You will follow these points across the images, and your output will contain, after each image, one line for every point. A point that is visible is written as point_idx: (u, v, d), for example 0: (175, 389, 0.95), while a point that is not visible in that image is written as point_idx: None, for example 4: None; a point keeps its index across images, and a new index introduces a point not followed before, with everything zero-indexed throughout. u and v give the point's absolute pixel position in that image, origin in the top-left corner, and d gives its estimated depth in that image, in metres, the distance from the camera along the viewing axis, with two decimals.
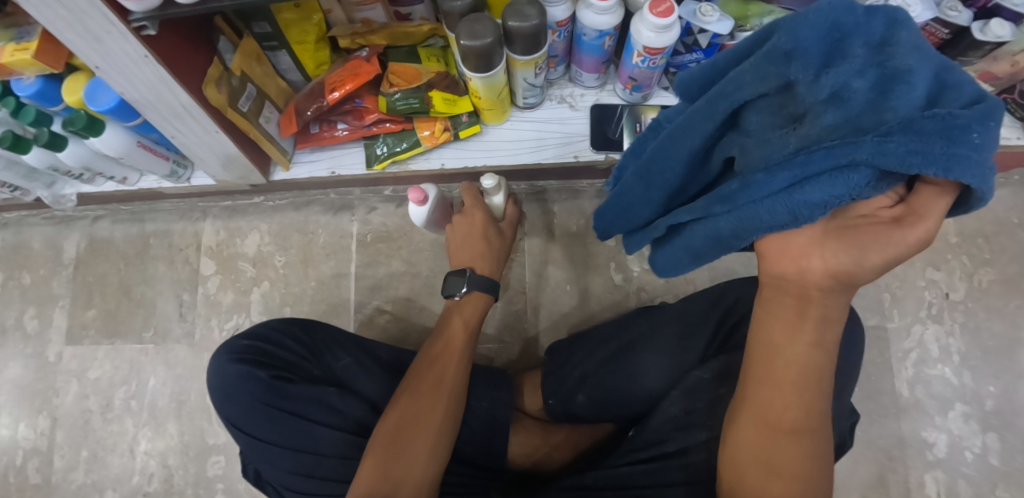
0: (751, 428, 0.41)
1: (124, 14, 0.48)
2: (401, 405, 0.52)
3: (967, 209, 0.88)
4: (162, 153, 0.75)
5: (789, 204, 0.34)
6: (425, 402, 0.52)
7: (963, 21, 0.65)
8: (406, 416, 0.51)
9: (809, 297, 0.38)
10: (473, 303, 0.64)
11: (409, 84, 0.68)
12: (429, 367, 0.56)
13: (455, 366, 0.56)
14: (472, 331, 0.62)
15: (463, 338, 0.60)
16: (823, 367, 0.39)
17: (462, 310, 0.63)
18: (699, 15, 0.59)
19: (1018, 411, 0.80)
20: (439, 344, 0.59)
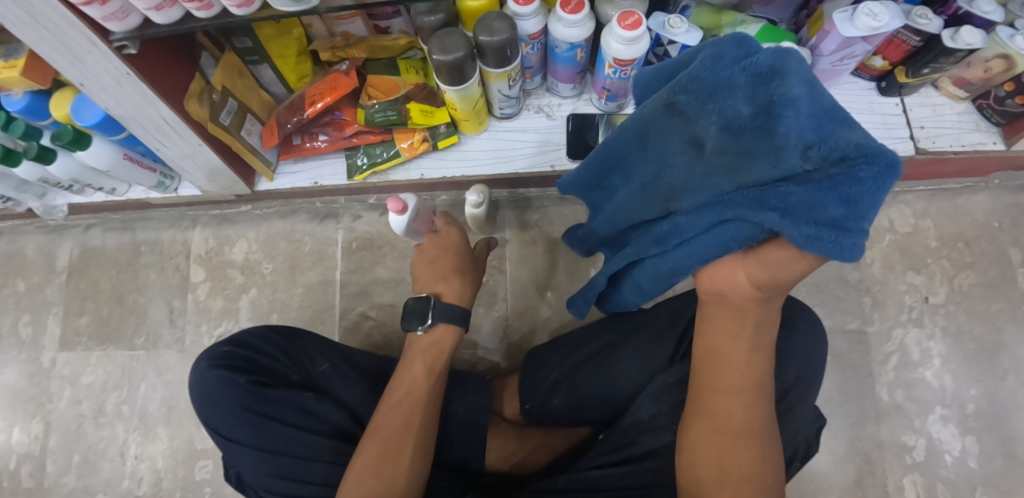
0: (708, 433, 0.42)
1: (104, 34, 0.50)
2: (367, 455, 0.52)
3: (947, 213, 0.88)
4: (148, 165, 0.77)
5: (721, 239, 0.39)
6: (388, 462, 0.51)
7: (933, 28, 0.64)
8: (375, 465, 0.51)
9: (746, 311, 0.44)
10: (438, 340, 0.61)
11: (386, 96, 0.71)
12: (390, 412, 0.55)
13: (418, 417, 0.55)
14: (436, 371, 0.60)
15: (425, 383, 0.58)
16: (763, 371, 0.44)
17: (424, 348, 0.61)
18: (667, 27, 0.60)
19: (998, 413, 0.80)
20: (403, 380, 0.58)
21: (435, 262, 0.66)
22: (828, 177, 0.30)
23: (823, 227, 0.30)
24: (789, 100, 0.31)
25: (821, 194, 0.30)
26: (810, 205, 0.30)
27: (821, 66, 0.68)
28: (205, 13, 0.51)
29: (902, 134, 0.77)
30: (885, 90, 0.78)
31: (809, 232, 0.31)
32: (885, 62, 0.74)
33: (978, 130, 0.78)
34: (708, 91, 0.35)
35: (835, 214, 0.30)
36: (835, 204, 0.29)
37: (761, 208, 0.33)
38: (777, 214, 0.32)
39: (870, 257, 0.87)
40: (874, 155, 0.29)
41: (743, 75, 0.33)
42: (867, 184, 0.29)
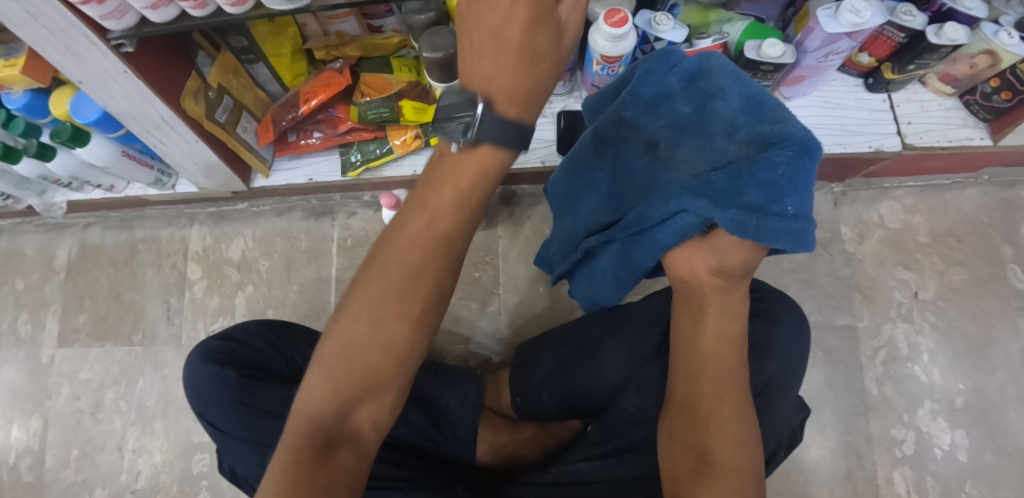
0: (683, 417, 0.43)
1: (103, 33, 0.51)
2: (354, 310, 0.35)
3: (936, 209, 0.89)
4: (146, 162, 0.78)
5: (672, 230, 0.42)
6: (359, 383, 0.35)
7: (918, 25, 0.65)
8: (356, 348, 0.35)
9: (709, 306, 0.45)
10: (474, 162, 0.33)
11: (380, 93, 0.72)
12: (388, 255, 0.35)
13: (427, 278, 0.35)
14: (462, 221, 0.34)
15: (445, 221, 0.34)
16: (736, 361, 0.44)
17: (459, 166, 0.33)
18: (653, 25, 0.61)
19: (987, 408, 0.81)
20: (425, 220, 0.34)
21: (494, 26, 0.30)
22: (749, 165, 0.34)
23: (752, 197, 0.34)
24: (718, 94, 0.39)
25: (747, 180, 0.34)
26: (740, 194, 0.35)
27: (806, 62, 0.69)
28: (200, 12, 0.52)
29: (889, 129, 0.78)
30: (872, 87, 0.79)
31: (737, 215, 0.35)
32: (871, 58, 0.75)
33: (965, 126, 0.79)
34: (654, 100, 0.44)
35: (756, 194, 0.34)
36: (754, 187, 0.34)
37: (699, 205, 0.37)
38: (712, 203, 0.36)
39: (860, 253, 0.88)
40: (792, 140, 0.33)
41: (679, 81, 0.43)
42: (784, 167, 0.33)
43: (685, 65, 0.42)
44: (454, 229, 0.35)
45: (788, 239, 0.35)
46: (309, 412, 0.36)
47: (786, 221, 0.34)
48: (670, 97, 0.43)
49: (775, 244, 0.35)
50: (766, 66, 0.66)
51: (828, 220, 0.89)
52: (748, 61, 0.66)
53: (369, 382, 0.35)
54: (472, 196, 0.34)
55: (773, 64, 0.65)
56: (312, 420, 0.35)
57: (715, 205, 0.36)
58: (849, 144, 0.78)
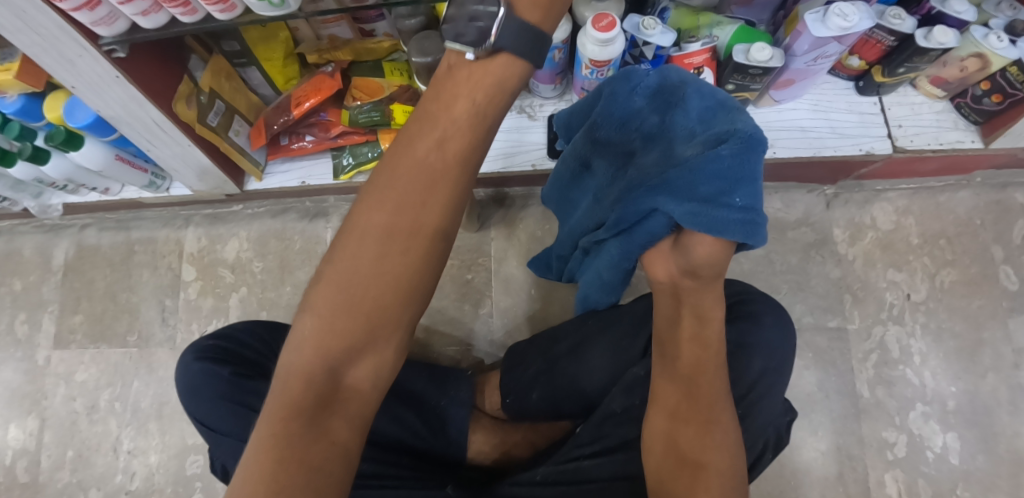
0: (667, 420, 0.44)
1: (94, 39, 0.51)
2: (361, 232, 0.34)
3: (928, 211, 0.89)
4: (140, 165, 0.79)
5: (646, 232, 0.45)
6: (357, 333, 0.33)
7: (907, 28, 0.65)
8: (361, 273, 0.33)
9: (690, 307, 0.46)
10: (488, 73, 0.34)
11: (371, 97, 0.73)
12: (397, 174, 0.34)
13: (436, 194, 0.34)
14: (474, 138, 0.34)
15: (458, 139, 0.34)
16: (715, 361, 0.44)
17: (472, 75, 0.35)
18: (642, 29, 0.62)
19: (978, 410, 0.81)
20: (433, 148, 0.34)
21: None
22: (703, 164, 0.37)
23: (707, 192, 0.38)
24: (679, 103, 0.42)
25: (702, 176, 0.38)
26: (694, 194, 0.38)
27: (795, 66, 0.69)
28: (190, 18, 0.53)
29: (880, 132, 0.78)
30: (863, 90, 0.79)
31: (692, 208, 0.38)
32: (862, 61, 0.75)
33: (956, 128, 0.79)
34: (622, 117, 0.45)
35: (711, 189, 0.37)
36: (708, 182, 0.37)
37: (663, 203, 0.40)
38: (673, 200, 0.39)
39: (852, 255, 0.88)
40: (740, 136, 0.37)
41: (642, 98, 0.44)
42: (731, 159, 0.37)
43: (645, 81, 0.43)
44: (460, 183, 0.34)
45: (740, 232, 0.38)
46: (305, 360, 0.32)
47: (737, 213, 0.38)
48: (634, 114, 0.44)
49: (730, 236, 0.38)
50: (755, 70, 0.66)
51: (820, 222, 0.89)
52: (736, 65, 0.66)
53: (376, 308, 0.33)
54: (480, 113, 0.35)
55: (762, 68, 0.65)
56: (308, 369, 0.32)
57: (676, 201, 0.39)
58: (839, 147, 0.78)
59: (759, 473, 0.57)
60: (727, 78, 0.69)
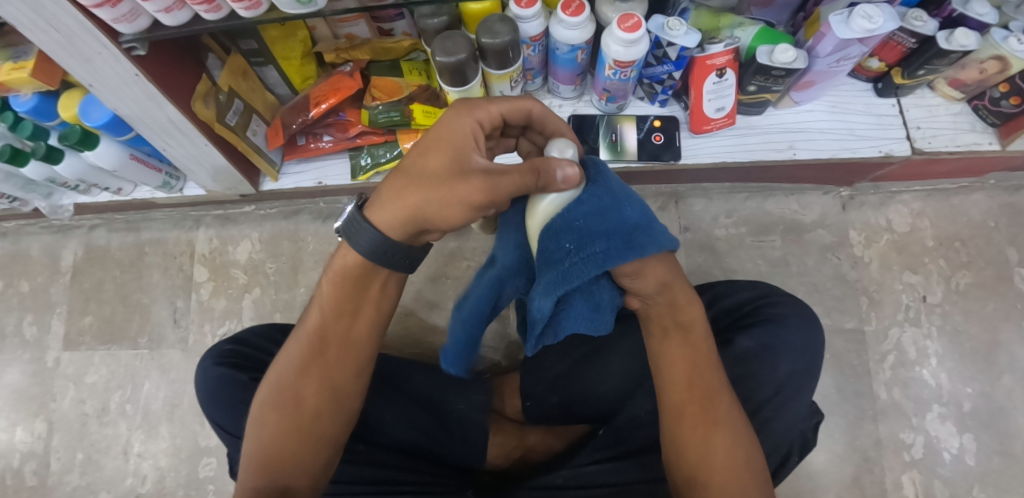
0: (685, 426, 0.44)
1: (114, 36, 0.50)
2: (268, 388, 0.48)
3: (943, 213, 0.89)
4: (154, 165, 0.78)
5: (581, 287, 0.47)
6: (285, 441, 0.45)
7: (929, 30, 0.65)
8: (275, 415, 0.46)
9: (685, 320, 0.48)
10: (339, 267, 0.47)
11: (390, 97, 0.72)
12: (293, 346, 0.49)
13: (318, 357, 0.47)
14: (346, 309, 0.48)
15: (332, 313, 0.48)
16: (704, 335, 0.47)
17: (333, 271, 0.48)
18: (666, 30, 0.61)
19: (994, 411, 0.81)
20: (318, 323, 0.48)
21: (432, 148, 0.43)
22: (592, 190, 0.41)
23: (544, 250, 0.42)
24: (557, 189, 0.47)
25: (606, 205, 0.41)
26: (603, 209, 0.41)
27: (818, 68, 0.69)
28: (214, 15, 0.52)
29: (898, 134, 0.78)
30: (882, 92, 0.78)
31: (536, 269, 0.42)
32: (881, 63, 0.75)
33: (973, 130, 0.78)
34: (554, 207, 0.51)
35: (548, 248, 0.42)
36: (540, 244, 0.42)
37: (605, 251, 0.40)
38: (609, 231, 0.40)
39: (868, 257, 0.88)
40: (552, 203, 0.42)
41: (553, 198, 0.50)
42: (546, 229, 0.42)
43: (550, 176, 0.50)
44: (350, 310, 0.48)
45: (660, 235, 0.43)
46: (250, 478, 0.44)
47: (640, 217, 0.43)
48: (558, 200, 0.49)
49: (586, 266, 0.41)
50: (778, 71, 0.65)
51: (836, 224, 0.89)
52: (760, 66, 0.66)
53: (288, 446, 0.45)
54: (356, 283, 0.47)
55: (785, 69, 0.65)
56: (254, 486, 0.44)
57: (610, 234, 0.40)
58: (858, 148, 0.78)
59: (783, 477, 0.56)
60: (749, 79, 0.69)
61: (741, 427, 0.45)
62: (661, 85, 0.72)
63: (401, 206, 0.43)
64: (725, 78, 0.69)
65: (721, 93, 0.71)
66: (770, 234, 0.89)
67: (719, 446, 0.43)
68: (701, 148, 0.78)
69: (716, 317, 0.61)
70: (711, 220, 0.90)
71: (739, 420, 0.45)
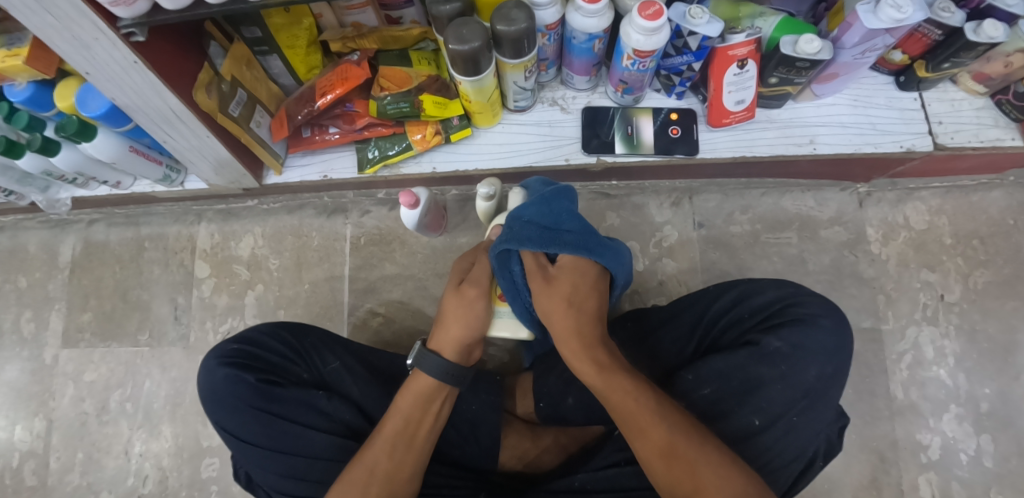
0: (650, 456, 0.45)
1: (112, 20, 0.47)
2: (346, 477, 0.48)
3: (961, 210, 0.87)
4: (154, 157, 0.76)
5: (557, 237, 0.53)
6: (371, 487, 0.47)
7: (956, 21, 0.63)
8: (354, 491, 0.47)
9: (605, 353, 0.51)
10: (415, 388, 0.53)
11: (399, 87, 0.69)
12: (373, 450, 0.50)
13: (398, 450, 0.50)
14: (416, 419, 0.52)
15: (406, 420, 0.51)
16: (603, 359, 0.50)
17: (404, 394, 0.53)
18: (688, 18, 0.59)
19: (1013, 413, 0.80)
20: (391, 425, 0.51)
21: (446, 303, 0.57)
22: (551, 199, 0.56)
23: (565, 209, 0.56)
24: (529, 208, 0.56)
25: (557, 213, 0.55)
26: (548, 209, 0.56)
27: (842, 59, 0.67)
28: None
29: (920, 129, 0.76)
30: (904, 85, 0.77)
31: (567, 206, 0.56)
32: (904, 56, 0.72)
33: (996, 126, 0.76)
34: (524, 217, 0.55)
35: (568, 207, 0.56)
36: (564, 201, 0.57)
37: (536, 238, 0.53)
38: (547, 229, 0.53)
39: (885, 255, 0.86)
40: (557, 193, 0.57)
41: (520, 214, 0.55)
42: (562, 199, 0.57)
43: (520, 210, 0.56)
44: (424, 403, 0.53)
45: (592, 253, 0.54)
46: None
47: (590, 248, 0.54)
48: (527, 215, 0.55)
49: (587, 227, 0.56)
50: (802, 63, 0.63)
51: (853, 221, 0.87)
52: (783, 57, 0.63)
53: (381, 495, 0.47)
54: (425, 405, 0.53)
55: (809, 61, 0.62)
56: None
57: (539, 229, 0.53)
58: (880, 143, 0.76)
59: (807, 482, 0.55)
60: (772, 71, 0.66)
61: (704, 447, 0.44)
62: (679, 77, 0.71)
63: (459, 328, 0.54)
64: (746, 69, 0.66)
65: (742, 85, 0.68)
66: (786, 231, 0.87)
67: (696, 468, 0.43)
68: (718, 142, 0.76)
69: (741, 318, 0.58)
70: (726, 216, 0.88)
71: (701, 442, 0.44)
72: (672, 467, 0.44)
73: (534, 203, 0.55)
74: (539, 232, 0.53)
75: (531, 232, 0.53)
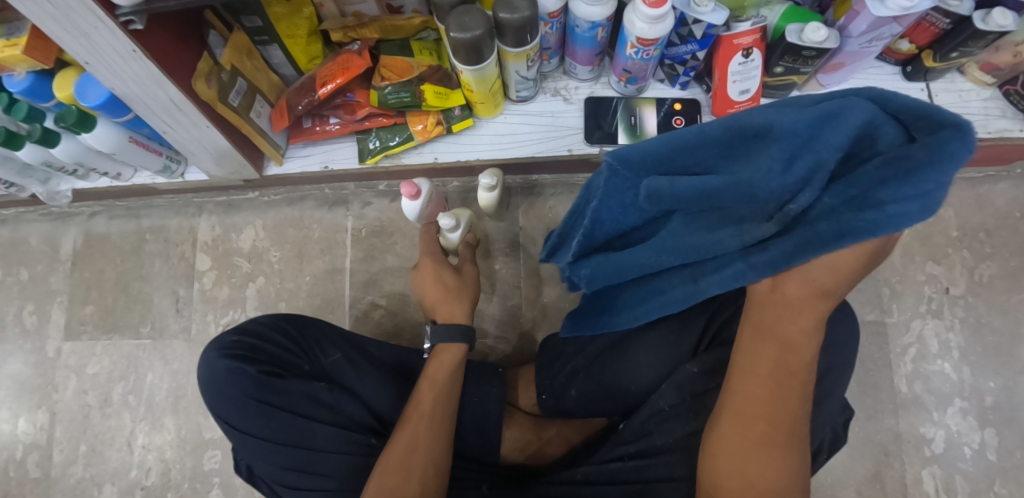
0: (740, 427, 0.42)
1: (111, 8, 0.46)
2: (390, 452, 0.51)
3: (968, 202, 0.86)
4: (154, 148, 0.75)
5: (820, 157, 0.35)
6: (399, 468, 0.50)
7: (964, 10, 0.61)
8: (396, 469, 0.50)
9: (799, 335, 0.42)
10: (438, 362, 0.59)
11: (400, 77, 0.68)
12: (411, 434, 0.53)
13: (435, 429, 0.53)
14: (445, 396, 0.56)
15: (435, 394, 0.56)
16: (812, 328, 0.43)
17: (429, 372, 0.58)
18: (693, 6, 0.58)
19: (1018, 406, 0.79)
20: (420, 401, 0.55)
21: (432, 292, 0.65)
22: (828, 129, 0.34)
23: (818, 123, 0.34)
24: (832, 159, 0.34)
25: (911, 168, 0.30)
26: (878, 125, 0.33)
27: (848, 48, 0.66)
28: None
29: None
30: (910, 76, 0.76)
31: (870, 116, 0.33)
32: (911, 45, 0.71)
33: (1004, 117, 0.75)
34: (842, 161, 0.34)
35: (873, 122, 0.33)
36: (857, 117, 0.33)
37: (870, 228, 0.33)
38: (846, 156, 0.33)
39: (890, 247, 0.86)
40: (839, 108, 0.34)
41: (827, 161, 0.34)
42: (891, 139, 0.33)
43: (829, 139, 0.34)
44: (449, 378, 0.58)
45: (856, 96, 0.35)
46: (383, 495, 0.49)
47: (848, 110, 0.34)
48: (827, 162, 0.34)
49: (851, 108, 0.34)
50: (809, 51, 0.62)
51: None
52: (788, 46, 0.62)
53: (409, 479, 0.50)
54: (447, 383, 0.57)
55: (816, 49, 0.62)
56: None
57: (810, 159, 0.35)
58: None
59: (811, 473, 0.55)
60: (777, 60, 0.66)
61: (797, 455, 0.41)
62: (683, 66, 0.70)
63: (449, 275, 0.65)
64: (751, 58, 0.65)
65: (747, 75, 0.67)
66: None
67: (775, 449, 0.41)
68: None
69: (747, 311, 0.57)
70: None
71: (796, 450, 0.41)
72: (770, 433, 0.41)
73: (842, 126, 0.33)
74: (812, 152, 0.35)
75: (813, 164, 0.35)
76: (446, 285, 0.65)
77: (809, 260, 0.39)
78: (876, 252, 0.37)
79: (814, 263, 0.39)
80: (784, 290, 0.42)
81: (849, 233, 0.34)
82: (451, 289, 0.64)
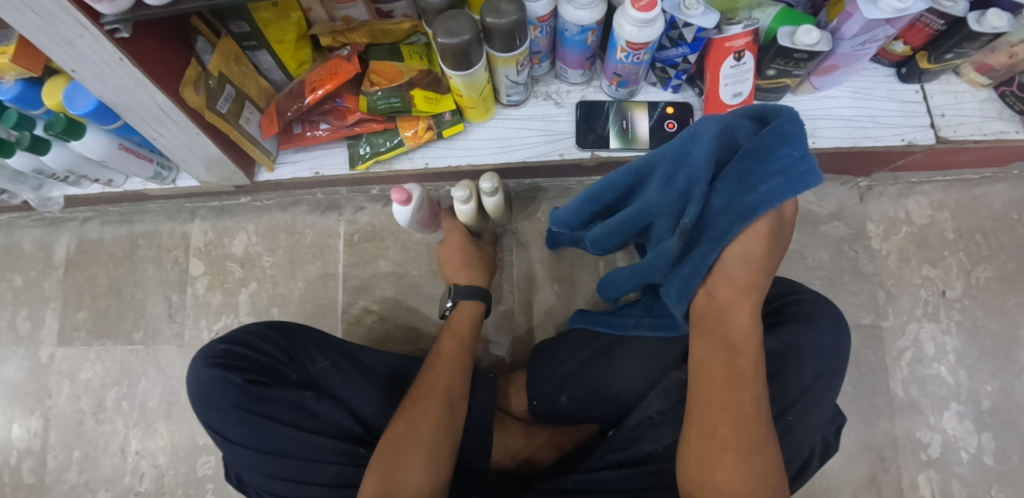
0: (712, 397, 0.44)
1: (95, 16, 0.46)
2: (412, 390, 0.55)
3: (964, 205, 0.86)
4: (144, 155, 0.75)
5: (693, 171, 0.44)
6: (424, 405, 0.53)
7: (959, 11, 0.61)
8: (416, 403, 0.53)
9: (741, 334, 0.47)
10: (462, 314, 0.66)
11: (390, 82, 0.69)
12: (434, 375, 0.57)
13: (456, 370, 0.58)
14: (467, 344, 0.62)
15: (457, 340, 0.62)
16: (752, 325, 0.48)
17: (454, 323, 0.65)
18: (682, 9, 0.57)
19: (1014, 410, 0.78)
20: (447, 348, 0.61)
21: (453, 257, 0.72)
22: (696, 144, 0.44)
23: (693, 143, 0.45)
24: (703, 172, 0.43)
25: (771, 149, 0.42)
26: (736, 132, 0.44)
27: (842, 51, 0.65)
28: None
29: (921, 122, 0.75)
30: (905, 77, 0.75)
31: (721, 125, 0.44)
32: (906, 47, 0.71)
33: (1000, 118, 0.74)
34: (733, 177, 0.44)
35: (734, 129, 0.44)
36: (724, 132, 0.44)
37: (753, 209, 0.44)
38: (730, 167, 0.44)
39: (885, 250, 0.85)
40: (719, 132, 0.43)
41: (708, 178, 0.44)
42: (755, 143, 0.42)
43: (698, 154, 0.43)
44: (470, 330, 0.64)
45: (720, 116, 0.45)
46: (406, 428, 0.51)
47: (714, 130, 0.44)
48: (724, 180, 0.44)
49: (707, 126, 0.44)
50: (800, 54, 0.62)
51: (854, 216, 0.86)
52: (780, 49, 0.62)
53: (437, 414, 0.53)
54: (464, 334, 0.63)
55: (808, 52, 0.61)
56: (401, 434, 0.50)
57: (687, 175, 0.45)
58: (880, 137, 0.74)
59: (803, 482, 0.53)
60: (769, 63, 0.65)
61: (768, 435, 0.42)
62: (674, 69, 0.69)
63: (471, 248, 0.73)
64: (743, 62, 0.64)
65: (739, 78, 0.66)
66: None
67: (745, 413, 0.42)
68: None
69: None
70: None
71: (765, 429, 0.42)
72: (739, 402, 0.43)
73: (705, 149, 0.43)
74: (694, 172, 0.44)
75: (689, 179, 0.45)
76: (468, 254, 0.72)
77: (725, 260, 0.48)
78: (777, 235, 0.47)
79: (732, 266, 0.48)
80: (717, 295, 0.49)
81: (741, 219, 0.44)
82: (472, 256, 0.72)
